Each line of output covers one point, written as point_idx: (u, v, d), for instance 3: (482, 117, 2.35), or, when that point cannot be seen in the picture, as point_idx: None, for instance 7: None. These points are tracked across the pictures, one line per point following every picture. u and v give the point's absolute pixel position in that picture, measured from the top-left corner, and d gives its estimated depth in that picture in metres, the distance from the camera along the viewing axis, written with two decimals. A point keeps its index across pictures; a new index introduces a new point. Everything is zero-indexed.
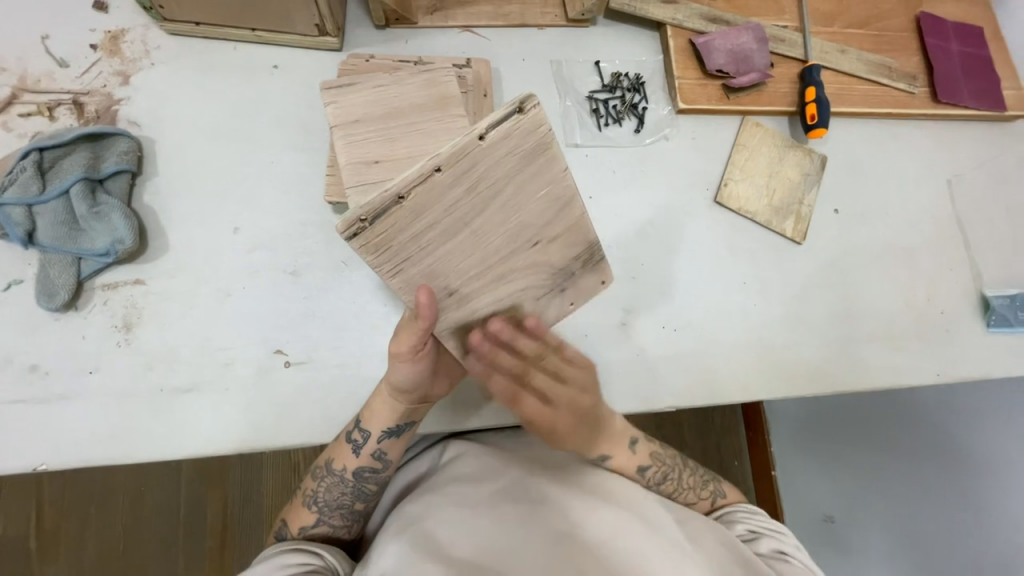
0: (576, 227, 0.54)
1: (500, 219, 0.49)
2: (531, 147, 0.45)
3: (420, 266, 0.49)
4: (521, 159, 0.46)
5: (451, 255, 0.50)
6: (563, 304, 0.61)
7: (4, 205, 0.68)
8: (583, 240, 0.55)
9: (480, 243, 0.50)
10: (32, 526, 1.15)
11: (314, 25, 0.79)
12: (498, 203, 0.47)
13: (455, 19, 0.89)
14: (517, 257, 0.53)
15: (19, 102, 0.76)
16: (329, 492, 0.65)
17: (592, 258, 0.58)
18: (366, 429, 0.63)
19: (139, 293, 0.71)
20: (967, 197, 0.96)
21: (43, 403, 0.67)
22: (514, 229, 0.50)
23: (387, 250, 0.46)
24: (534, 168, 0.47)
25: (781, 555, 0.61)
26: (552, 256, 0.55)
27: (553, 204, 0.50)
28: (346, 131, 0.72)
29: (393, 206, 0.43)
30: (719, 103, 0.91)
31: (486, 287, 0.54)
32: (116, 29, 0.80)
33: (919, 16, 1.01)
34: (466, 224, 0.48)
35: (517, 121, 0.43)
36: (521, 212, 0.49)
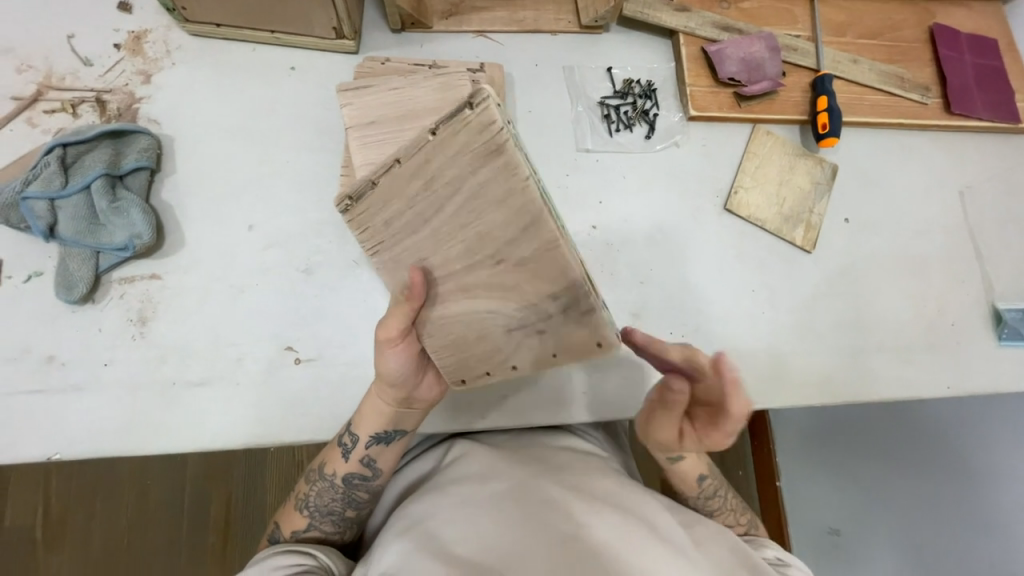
0: (551, 255, 0.47)
1: (456, 223, 0.48)
2: (482, 145, 0.44)
3: (394, 256, 0.51)
4: (473, 160, 0.44)
5: (420, 251, 0.50)
6: (545, 350, 0.52)
7: (26, 199, 0.70)
8: (561, 275, 0.47)
9: (443, 244, 0.49)
10: (39, 516, 1.17)
11: (331, 28, 0.80)
12: (457, 204, 0.46)
13: (469, 24, 0.90)
14: (480, 271, 0.49)
15: (44, 99, 0.77)
16: (322, 496, 0.67)
17: (577, 297, 0.48)
18: (355, 433, 0.65)
19: (155, 288, 0.72)
20: (979, 209, 0.95)
21: (58, 394, 0.68)
22: (476, 236, 0.48)
23: (365, 235, 0.50)
24: (488, 170, 0.44)
25: None
26: (524, 284, 0.49)
27: (518, 220, 0.46)
28: (361, 132, 0.73)
29: (366, 190, 0.47)
30: (730, 111, 0.91)
31: (456, 300, 0.52)
32: (139, 30, 0.82)
33: (932, 26, 1.01)
34: (431, 220, 0.48)
35: (466, 117, 0.43)
36: (481, 219, 0.47)
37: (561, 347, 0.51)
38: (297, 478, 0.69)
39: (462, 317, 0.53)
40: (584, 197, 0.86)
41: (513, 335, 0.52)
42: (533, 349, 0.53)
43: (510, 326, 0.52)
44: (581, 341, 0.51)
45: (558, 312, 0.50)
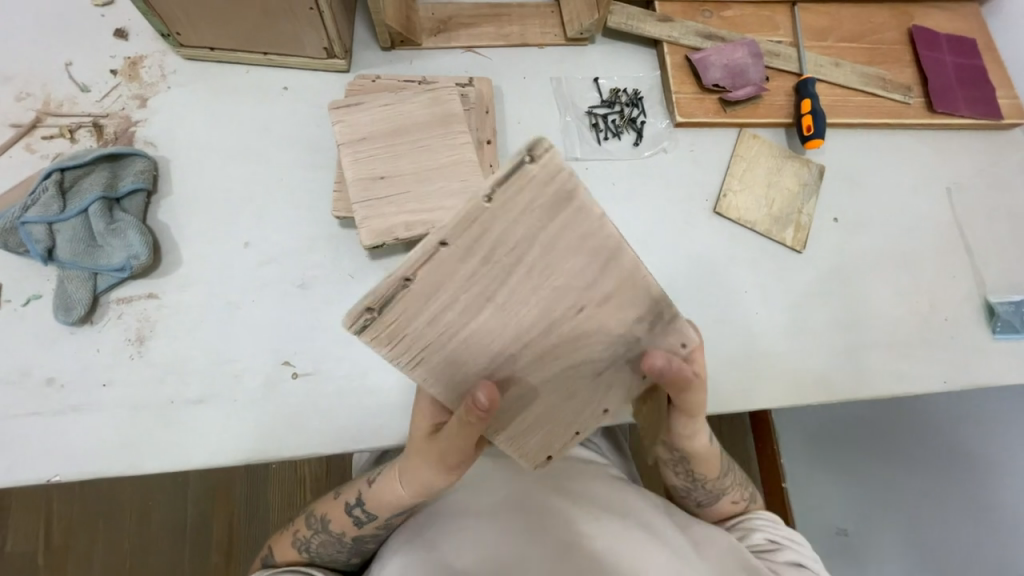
0: (636, 278, 0.42)
1: (525, 296, 0.41)
2: (547, 201, 0.37)
3: (450, 351, 0.43)
4: (537, 221, 0.38)
5: (485, 333, 0.42)
6: (626, 371, 0.48)
7: (26, 223, 0.71)
8: (652, 297, 0.43)
9: (515, 319, 0.42)
10: (39, 541, 1.16)
11: (322, 48, 0.82)
12: (528, 264, 0.39)
13: (457, 40, 0.93)
14: (565, 329, 0.43)
15: (42, 126, 0.79)
16: (326, 545, 0.62)
17: (668, 316, 0.45)
18: (371, 508, 0.59)
19: (153, 307, 0.73)
20: (966, 205, 0.96)
21: (57, 416, 0.68)
22: (549, 295, 0.41)
23: (413, 336, 0.41)
24: (550, 234, 0.39)
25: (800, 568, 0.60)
26: (601, 326, 0.44)
27: (600, 265, 0.41)
28: (352, 149, 0.74)
29: (400, 288, 0.38)
30: (716, 116, 0.93)
31: (536, 367, 0.46)
32: (135, 56, 0.84)
33: (911, 28, 1.03)
34: (494, 294, 0.40)
35: (527, 171, 0.36)
36: (556, 276, 0.40)
37: (636, 371, 0.48)
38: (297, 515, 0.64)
39: (538, 383, 0.47)
40: None
41: (599, 375, 0.48)
42: (608, 386, 0.49)
43: (593, 366, 0.47)
44: (629, 379, 0.49)
45: (642, 339, 0.46)
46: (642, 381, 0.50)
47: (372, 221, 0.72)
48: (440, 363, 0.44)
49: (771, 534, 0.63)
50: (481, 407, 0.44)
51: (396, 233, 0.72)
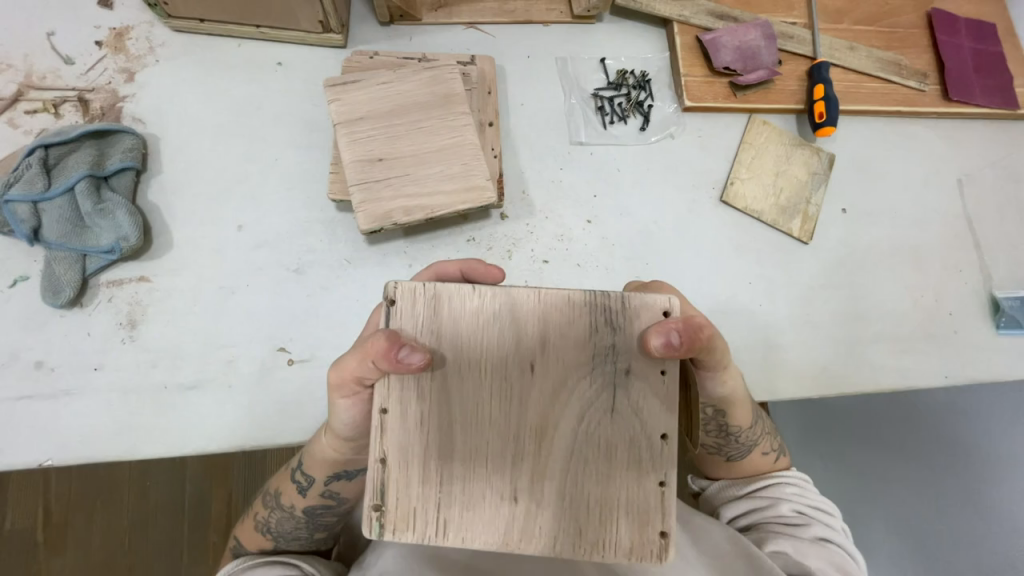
0: (568, 295, 0.43)
1: (477, 389, 0.42)
2: (430, 317, 0.42)
3: (464, 491, 0.41)
4: (434, 337, 0.42)
5: (473, 450, 0.41)
6: (646, 379, 0.42)
7: (9, 202, 0.68)
8: (589, 295, 0.43)
9: (488, 421, 0.41)
10: (38, 519, 1.17)
11: (318, 22, 0.79)
12: (452, 364, 0.42)
13: (459, 16, 0.89)
14: (534, 396, 0.42)
15: (24, 100, 0.76)
16: (284, 523, 0.61)
17: (618, 298, 0.43)
18: (309, 472, 0.58)
19: (144, 291, 0.71)
20: (978, 197, 0.94)
21: (48, 399, 0.67)
22: (497, 370, 0.42)
23: (424, 491, 0.41)
24: (452, 335, 0.42)
25: (823, 542, 0.59)
26: (567, 361, 0.42)
27: (529, 304, 0.42)
28: (349, 129, 0.71)
29: (382, 471, 0.41)
30: (726, 101, 0.90)
31: (552, 466, 0.41)
32: (120, 26, 0.80)
33: (930, 12, 0.99)
34: (451, 402, 0.42)
35: (395, 316, 0.42)
36: (483, 359, 0.42)
37: (644, 371, 0.42)
38: (255, 498, 0.63)
39: (571, 472, 0.41)
40: (577, 191, 0.85)
41: (623, 410, 0.42)
42: (639, 405, 0.42)
43: (608, 403, 0.42)
44: (648, 386, 0.42)
45: (621, 325, 0.43)
46: (667, 380, 0.42)
47: (369, 205, 0.70)
48: (465, 509, 0.41)
49: (798, 505, 0.62)
50: (397, 355, 0.39)
51: (395, 218, 0.70)
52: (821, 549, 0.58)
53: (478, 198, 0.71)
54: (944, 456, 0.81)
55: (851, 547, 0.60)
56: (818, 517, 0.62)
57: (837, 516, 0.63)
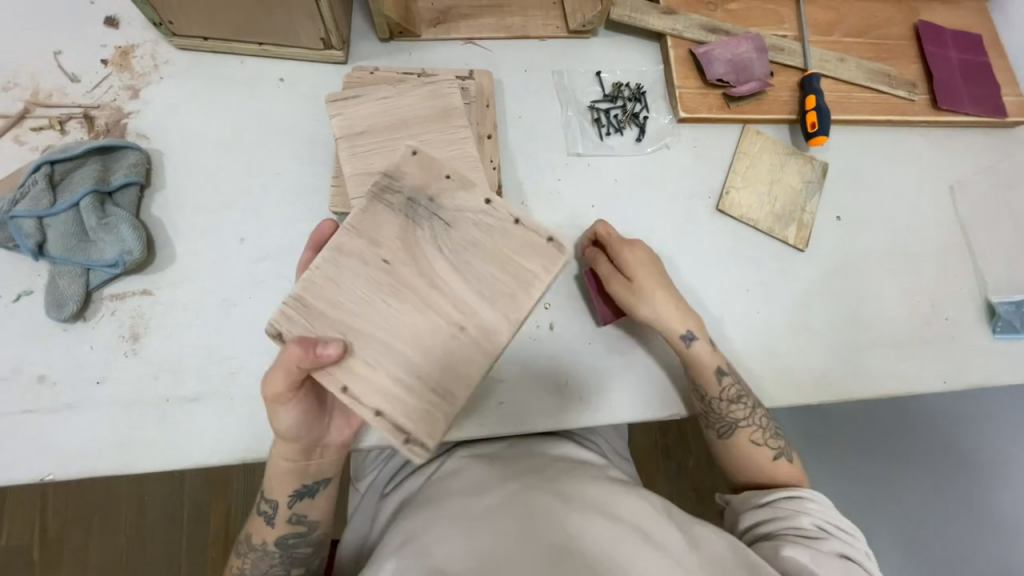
0: (393, 202, 0.58)
1: (404, 317, 0.54)
2: (366, 267, 0.56)
3: (433, 378, 0.53)
4: (372, 282, 0.55)
5: (403, 363, 0.54)
6: (479, 199, 0.58)
7: (15, 218, 0.69)
8: (402, 197, 0.58)
9: (414, 338, 0.54)
10: (35, 535, 1.16)
11: (319, 39, 0.80)
12: (383, 296, 0.55)
13: (457, 32, 0.91)
14: (450, 321, 0.54)
15: (31, 117, 0.77)
16: (258, 563, 0.66)
17: (397, 189, 0.58)
18: (272, 498, 0.64)
19: (147, 304, 0.72)
20: (970, 203, 0.96)
21: (50, 413, 0.67)
22: (417, 300, 0.55)
23: (407, 393, 0.53)
24: (389, 278, 0.55)
25: (843, 558, 0.61)
26: (435, 247, 0.57)
27: (370, 226, 0.57)
28: (350, 143, 0.73)
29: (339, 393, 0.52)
30: (720, 112, 0.91)
31: (469, 315, 0.55)
32: (126, 45, 0.81)
33: (917, 24, 1.02)
34: (385, 319, 0.54)
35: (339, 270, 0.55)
36: (410, 296, 0.55)
37: (460, 176, 0.59)
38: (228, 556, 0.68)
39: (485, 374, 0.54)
40: (575, 201, 0.86)
41: (486, 222, 0.57)
42: (498, 232, 0.57)
43: (473, 236, 0.57)
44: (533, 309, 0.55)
45: (438, 198, 0.58)
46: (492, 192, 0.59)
47: None
48: (446, 393, 0.53)
49: (819, 520, 0.64)
50: (315, 352, 0.51)
51: None
52: (840, 563, 0.60)
53: None
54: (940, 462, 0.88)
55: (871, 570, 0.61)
56: (837, 534, 0.64)
57: (859, 537, 0.64)
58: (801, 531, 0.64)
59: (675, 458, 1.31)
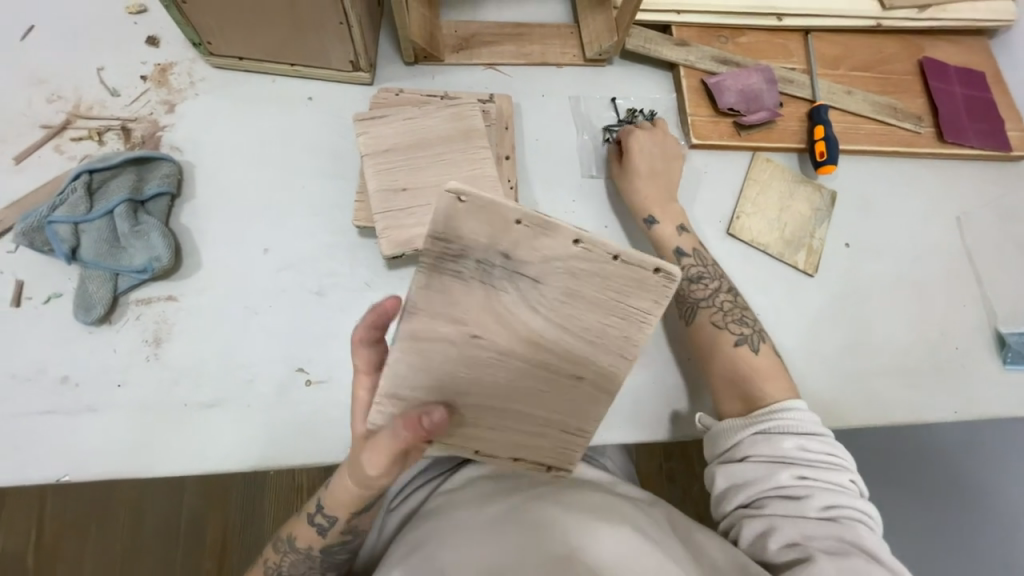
0: (459, 270, 0.44)
1: (479, 335, 0.47)
2: (457, 262, 0.44)
3: (502, 415, 0.54)
4: (462, 283, 0.45)
5: (456, 386, 0.51)
6: (569, 245, 0.42)
7: (52, 223, 0.72)
8: (467, 260, 0.44)
9: (478, 364, 0.49)
10: (34, 539, 1.15)
11: (349, 61, 0.84)
12: (460, 307, 0.46)
13: (479, 57, 0.95)
14: (523, 349, 0.48)
15: (71, 127, 0.81)
16: (297, 562, 0.66)
17: (455, 249, 0.43)
18: (330, 513, 0.61)
19: (171, 310, 0.73)
20: (976, 234, 0.97)
21: (70, 415, 0.68)
22: (496, 320, 0.46)
23: (526, 437, 0.57)
24: (481, 281, 0.45)
25: (831, 506, 0.62)
26: (523, 311, 0.46)
27: (439, 304, 0.46)
28: (375, 160, 0.76)
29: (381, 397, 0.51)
30: (731, 139, 0.94)
31: (581, 364, 0.49)
32: (165, 62, 0.86)
33: (922, 60, 1.05)
34: (455, 334, 0.47)
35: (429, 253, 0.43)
36: (495, 311, 0.46)
37: (538, 218, 0.41)
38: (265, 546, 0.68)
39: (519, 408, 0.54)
40: (589, 222, 0.88)
41: (584, 268, 0.44)
42: (603, 279, 0.44)
43: (568, 284, 0.44)
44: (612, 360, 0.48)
45: (512, 254, 0.43)
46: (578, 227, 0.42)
47: (392, 231, 0.73)
48: (477, 415, 0.54)
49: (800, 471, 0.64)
50: (427, 428, 0.48)
51: (416, 244, 0.73)
52: (827, 515, 0.62)
53: None
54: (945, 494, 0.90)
55: (860, 509, 0.63)
56: (821, 479, 0.64)
57: (843, 469, 0.65)
58: (783, 490, 0.64)
59: (679, 482, 1.30)
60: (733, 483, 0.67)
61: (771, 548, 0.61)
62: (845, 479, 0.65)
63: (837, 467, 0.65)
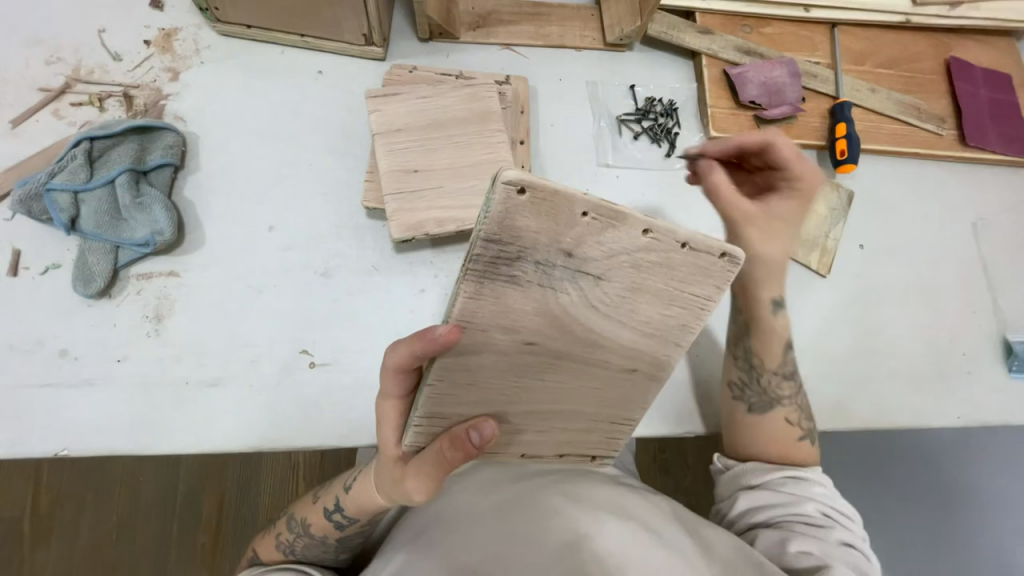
0: (518, 272, 0.41)
1: (532, 326, 0.44)
2: (516, 250, 0.39)
3: (552, 406, 0.52)
4: (518, 274, 0.41)
5: (504, 378, 0.47)
6: (635, 234, 0.41)
7: (51, 190, 0.70)
8: (526, 260, 0.40)
9: (530, 355, 0.46)
10: (29, 509, 1.15)
11: (361, 35, 0.81)
12: (514, 297, 0.42)
13: (496, 37, 0.91)
14: (576, 339, 0.46)
15: (71, 91, 0.77)
16: (311, 547, 0.70)
17: (512, 251, 0.39)
18: (349, 514, 0.66)
19: (173, 285, 0.72)
20: (992, 241, 0.96)
21: (68, 388, 0.67)
22: (553, 311, 0.43)
23: (574, 434, 0.56)
24: (539, 271, 0.41)
25: (847, 545, 0.61)
26: (581, 311, 0.44)
27: (494, 310, 0.42)
28: (387, 139, 0.73)
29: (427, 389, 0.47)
30: (750, 133, 0.92)
31: (636, 357, 0.48)
32: (170, 27, 0.82)
33: (949, 60, 1.02)
34: (508, 324, 0.43)
35: (485, 241, 0.39)
36: (553, 301, 0.43)
37: (605, 209, 0.39)
38: (280, 522, 0.72)
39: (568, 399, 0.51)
40: None
41: (650, 259, 0.42)
42: (664, 268, 0.43)
43: (631, 276, 0.43)
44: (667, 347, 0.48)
45: (575, 249, 0.40)
46: (644, 216, 0.40)
47: (402, 214, 0.71)
48: (523, 409, 0.51)
49: (823, 507, 0.64)
50: (473, 443, 0.49)
51: (426, 228, 0.71)
52: (844, 552, 0.60)
53: None
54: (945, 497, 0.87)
55: (869, 554, 0.62)
56: (840, 522, 0.64)
57: (858, 522, 0.65)
58: (806, 518, 0.64)
59: (675, 475, 1.31)
60: (749, 504, 0.67)
61: (789, 550, 0.60)
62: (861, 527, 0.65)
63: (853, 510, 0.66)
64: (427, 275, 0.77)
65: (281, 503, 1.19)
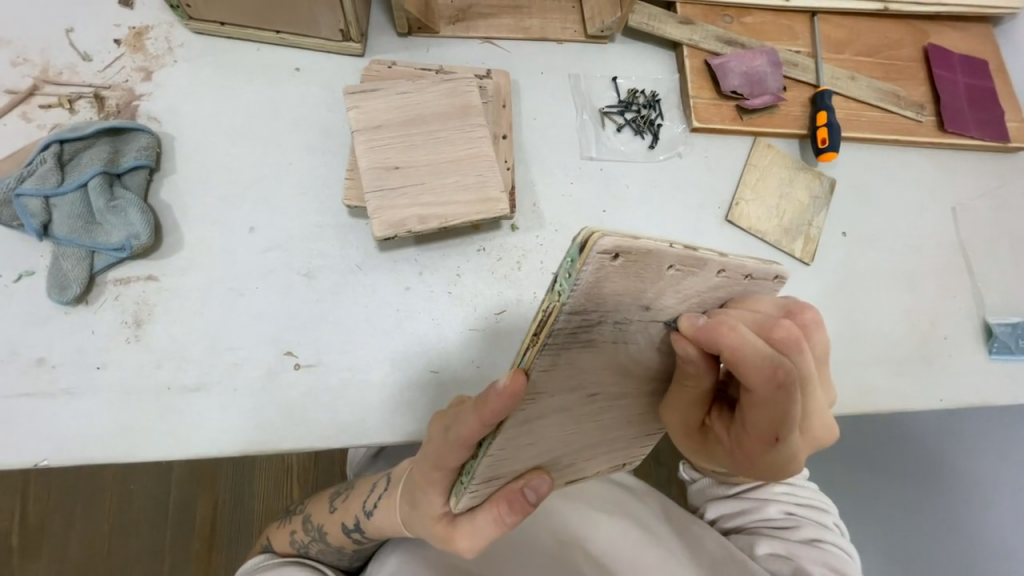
0: (594, 335, 0.38)
1: (595, 380, 0.43)
2: (596, 316, 0.37)
3: (598, 440, 0.52)
4: (594, 336, 0.38)
5: (561, 428, 0.46)
6: (709, 275, 0.40)
7: (21, 196, 0.68)
8: (605, 324, 0.38)
9: (591, 404, 0.46)
10: (15, 522, 1.13)
11: (339, 30, 0.80)
12: (585, 359, 0.40)
13: (476, 30, 0.91)
14: (631, 378, 0.46)
15: (39, 94, 0.75)
16: (325, 553, 0.70)
17: (592, 317, 0.36)
18: (366, 531, 0.65)
19: (152, 290, 0.70)
20: (971, 225, 0.97)
21: (48, 398, 0.65)
22: (616, 361, 0.42)
23: (612, 456, 0.58)
24: (614, 330, 0.39)
25: (815, 543, 0.64)
26: (641, 356, 0.44)
27: (566, 375, 0.40)
28: (367, 136, 0.72)
29: (485, 454, 0.45)
30: (733, 124, 0.92)
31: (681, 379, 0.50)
32: (141, 26, 0.80)
33: (926, 47, 1.03)
34: (574, 383, 0.42)
35: (569, 314, 0.35)
36: (618, 354, 0.42)
37: (690, 258, 0.37)
38: (296, 519, 0.72)
39: (614, 431, 0.52)
40: (587, 205, 0.86)
41: (714, 294, 0.43)
42: (721, 297, 0.44)
43: (691, 310, 0.43)
44: None
45: (653, 301, 0.39)
46: (721, 258, 0.39)
47: (385, 211, 0.70)
48: (572, 451, 0.52)
49: (785, 506, 0.67)
50: (529, 499, 0.48)
51: (409, 226, 0.70)
52: (812, 549, 0.63)
53: (491, 210, 0.72)
54: (928, 475, 0.90)
55: (846, 545, 0.64)
56: (806, 517, 0.66)
57: (829, 513, 0.67)
58: (770, 521, 0.67)
59: (666, 464, 1.32)
60: (722, 512, 0.70)
61: (758, 553, 0.64)
62: (828, 518, 0.67)
63: (820, 506, 0.68)
64: (412, 271, 0.76)
65: (274, 505, 1.18)
